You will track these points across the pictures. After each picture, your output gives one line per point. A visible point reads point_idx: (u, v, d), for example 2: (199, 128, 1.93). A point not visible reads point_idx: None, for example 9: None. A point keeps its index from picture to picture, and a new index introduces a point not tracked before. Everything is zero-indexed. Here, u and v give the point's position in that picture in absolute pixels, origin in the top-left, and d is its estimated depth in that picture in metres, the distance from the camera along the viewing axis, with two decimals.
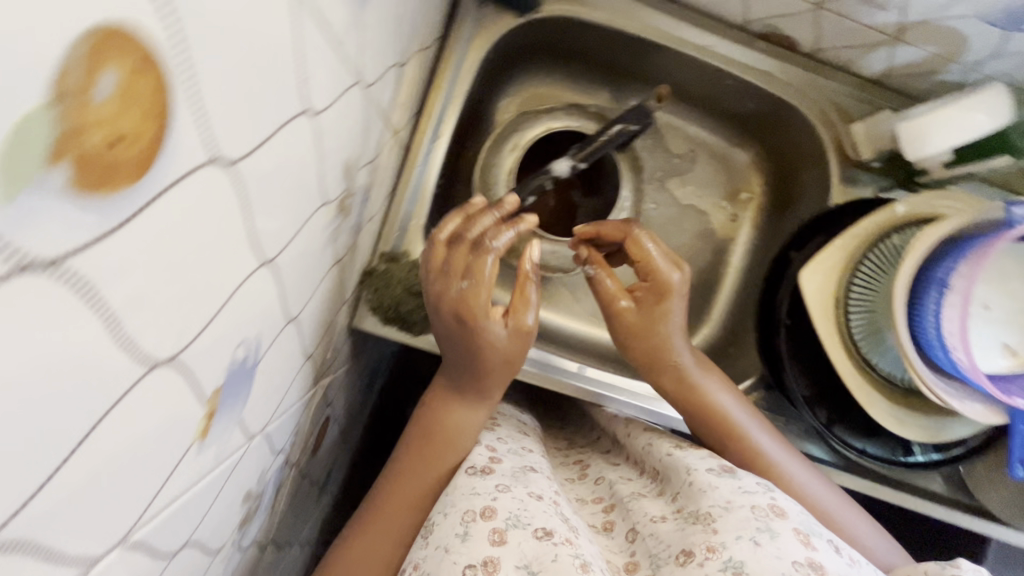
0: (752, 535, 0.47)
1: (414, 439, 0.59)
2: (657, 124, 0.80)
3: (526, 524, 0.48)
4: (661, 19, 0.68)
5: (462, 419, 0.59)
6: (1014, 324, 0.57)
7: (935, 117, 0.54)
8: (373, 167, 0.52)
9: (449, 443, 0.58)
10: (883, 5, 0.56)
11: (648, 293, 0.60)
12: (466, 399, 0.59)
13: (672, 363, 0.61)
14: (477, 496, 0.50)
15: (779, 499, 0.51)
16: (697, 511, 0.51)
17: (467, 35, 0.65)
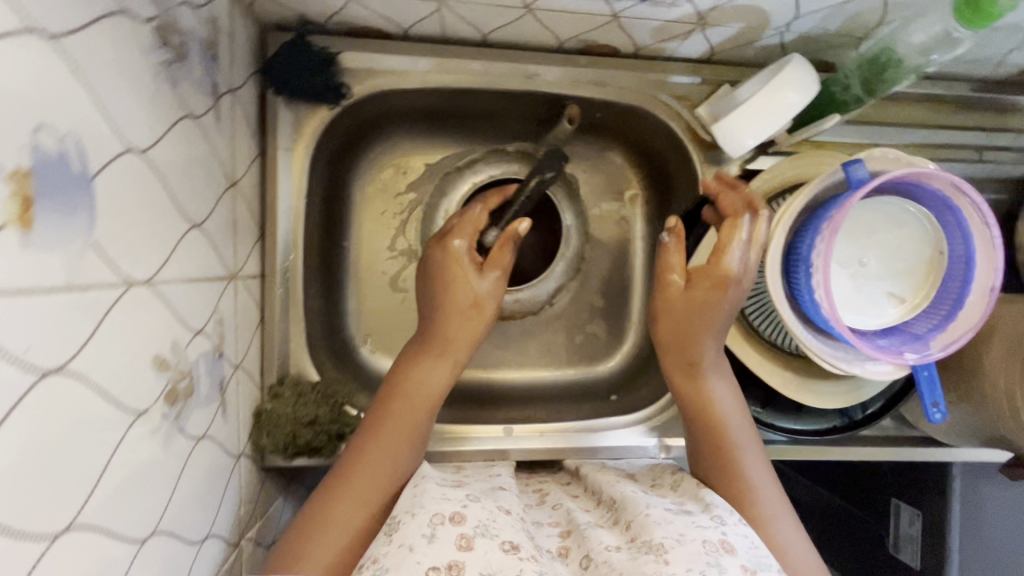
0: (701, 568, 0.44)
1: (387, 384, 0.61)
2: (520, 152, 0.79)
3: (494, 535, 0.46)
4: (477, 66, 0.65)
5: (427, 378, 0.60)
6: (899, 275, 0.56)
7: (756, 104, 0.50)
8: (214, 324, 0.51)
9: (419, 418, 0.58)
10: (674, 3, 0.54)
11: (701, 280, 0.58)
12: (427, 355, 0.61)
13: (687, 359, 0.59)
14: (447, 501, 0.49)
15: (731, 534, 0.48)
16: (648, 540, 0.47)
17: (287, 141, 0.63)
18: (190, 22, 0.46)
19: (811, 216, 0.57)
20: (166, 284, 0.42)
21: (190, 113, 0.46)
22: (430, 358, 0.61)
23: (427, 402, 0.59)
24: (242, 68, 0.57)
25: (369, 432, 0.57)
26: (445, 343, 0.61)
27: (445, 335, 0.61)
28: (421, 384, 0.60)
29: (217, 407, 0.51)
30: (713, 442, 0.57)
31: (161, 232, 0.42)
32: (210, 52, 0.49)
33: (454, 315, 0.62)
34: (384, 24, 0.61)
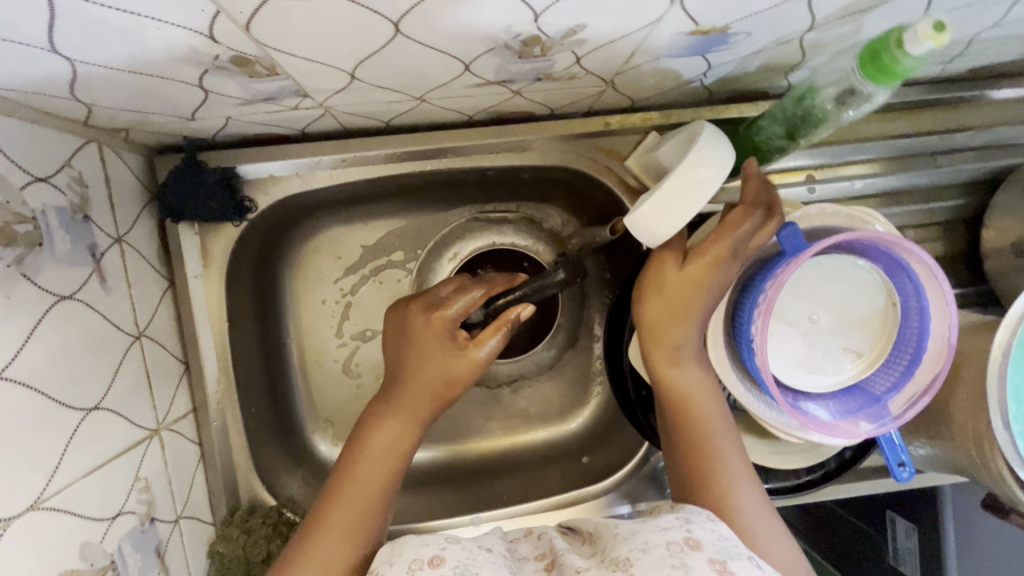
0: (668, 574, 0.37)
1: (350, 443, 0.51)
2: (458, 219, 0.74)
3: (475, 574, 0.40)
4: (384, 155, 0.61)
5: (388, 437, 0.51)
6: (852, 328, 0.52)
7: (669, 183, 0.46)
8: (139, 490, 0.49)
9: (379, 480, 0.49)
10: (572, 77, 0.50)
11: (702, 253, 0.48)
12: (393, 406, 0.52)
13: (671, 345, 0.49)
14: (426, 545, 0.43)
15: (698, 529, 0.41)
16: (615, 557, 0.41)
17: (197, 266, 0.60)
18: (45, 197, 0.43)
19: (752, 276, 0.53)
20: (60, 493, 0.40)
21: (62, 294, 0.43)
22: (396, 413, 0.52)
23: (389, 462, 0.50)
24: (128, 207, 0.54)
25: (324, 504, 0.48)
26: (399, 399, 0.52)
27: (406, 381, 0.52)
28: (375, 441, 0.51)
29: (156, 574, 0.49)
30: (688, 436, 0.49)
31: (42, 443, 0.39)
32: (79, 214, 0.46)
33: (419, 362, 0.53)
34: (276, 130, 0.57)
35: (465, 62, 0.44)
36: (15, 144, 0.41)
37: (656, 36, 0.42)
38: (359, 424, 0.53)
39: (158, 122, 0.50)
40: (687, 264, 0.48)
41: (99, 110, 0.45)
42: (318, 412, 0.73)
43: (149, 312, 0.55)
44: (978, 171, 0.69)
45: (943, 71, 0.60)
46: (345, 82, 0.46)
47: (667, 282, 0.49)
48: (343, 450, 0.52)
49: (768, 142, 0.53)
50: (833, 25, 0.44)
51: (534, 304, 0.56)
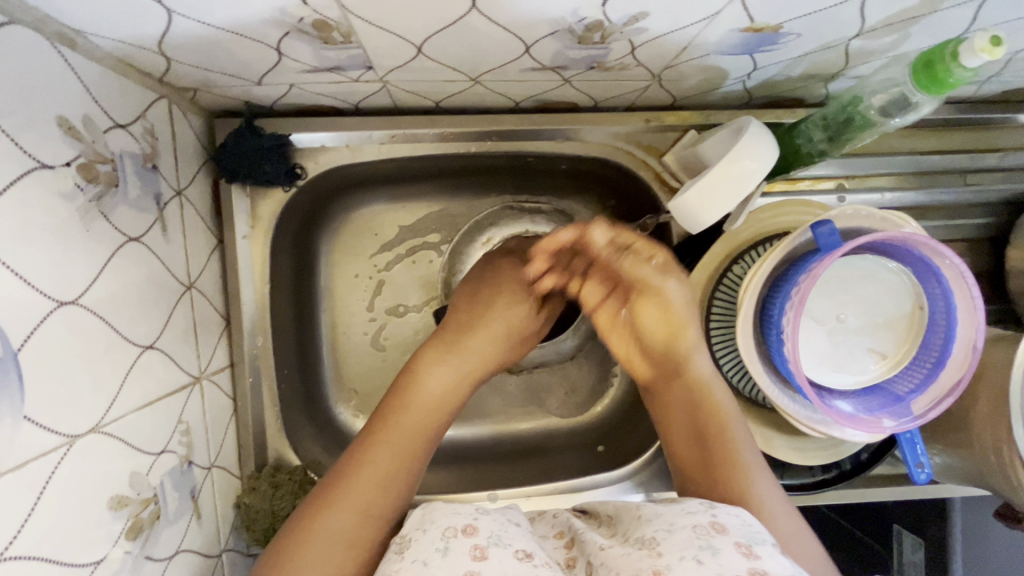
0: (694, 553, 0.39)
1: (399, 385, 0.55)
2: (492, 205, 0.76)
3: (508, 544, 0.43)
4: (431, 134, 0.64)
5: (439, 379, 0.55)
6: (878, 329, 0.54)
7: (714, 174, 0.49)
8: (181, 432, 0.51)
9: (426, 424, 0.53)
10: (623, 67, 0.52)
11: (660, 361, 0.55)
12: (449, 356, 0.56)
13: (664, 384, 0.55)
14: (458, 514, 0.45)
15: (722, 514, 0.44)
16: (640, 537, 0.43)
17: (244, 228, 0.63)
18: (123, 143, 0.45)
19: (784, 273, 0.54)
20: (116, 422, 0.42)
21: (131, 235, 0.45)
22: (450, 359, 0.56)
23: (439, 407, 0.54)
24: (188, 164, 0.56)
25: (373, 436, 0.51)
26: (464, 350, 0.57)
27: (469, 340, 0.58)
28: (429, 386, 0.54)
29: (190, 516, 0.51)
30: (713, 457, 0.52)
31: (105, 371, 0.41)
32: (148, 163, 0.49)
33: (498, 320, 0.59)
34: (332, 102, 0.59)
35: (526, 44, 0.46)
36: (103, 90, 0.43)
37: (711, 31, 0.45)
38: (415, 364, 0.56)
39: (226, 84, 0.53)
40: (667, 372, 0.55)
41: (176, 66, 0.47)
42: (343, 382, 0.75)
43: (199, 266, 0.57)
44: (1003, 192, 0.70)
45: (976, 91, 0.62)
46: (410, 57, 0.49)
47: (664, 405, 0.56)
48: (394, 389, 0.55)
49: (809, 146, 0.55)
50: (879, 33, 0.46)
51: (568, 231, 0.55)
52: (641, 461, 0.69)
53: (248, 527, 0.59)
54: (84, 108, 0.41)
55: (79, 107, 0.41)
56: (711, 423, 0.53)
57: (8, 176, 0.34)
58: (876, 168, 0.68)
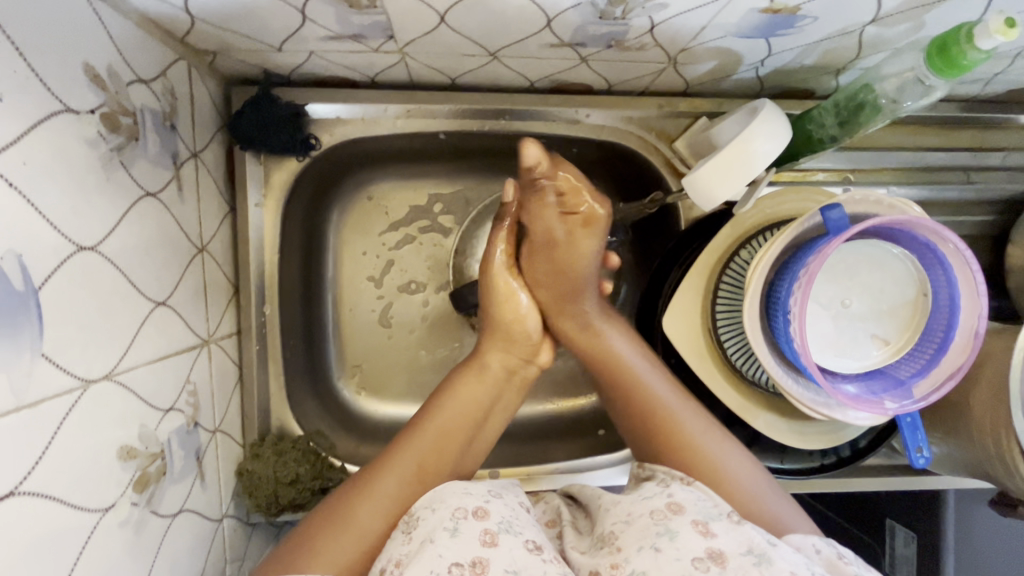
0: (653, 541, 0.41)
1: (432, 397, 0.57)
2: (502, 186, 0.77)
3: (518, 533, 0.43)
4: (447, 110, 0.64)
5: (472, 386, 0.58)
6: (882, 316, 0.55)
7: (725, 155, 0.50)
8: (189, 393, 0.51)
9: (458, 430, 0.54)
10: (641, 47, 0.53)
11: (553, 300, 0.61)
12: (479, 367, 0.59)
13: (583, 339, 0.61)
14: (470, 495, 0.45)
15: (676, 494, 0.45)
16: (603, 531, 0.45)
17: (256, 197, 0.63)
18: (145, 98, 0.46)
19: (792, 257, 0.55)
20: (128, 373, 0.42)
21: (148, 190, 0.46)
22: (481, 367, 0.59)
23: (473, 419, 0.56)
24: (205, 128, 0.56)
25: (408, 436, 0.53)
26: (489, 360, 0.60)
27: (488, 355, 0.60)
28: (461, 396, 0.57)
29: (194, 477, 0.51)
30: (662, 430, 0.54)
31: (120, 321, 0.41)
32: (167, 122, 0.49)
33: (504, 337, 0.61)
34: (350, 74, 0.60)
35: (549, 17, 0.47)
36: (128, 44, 0.44)
37: (731, 10, 0.45)
38: (451, 377, 0.59)
39: (246, 49, 0.53)
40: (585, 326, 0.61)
41: (200, 26, 0.48)
42: (347, 357, 0.75)
43: (211, 230, 0.57)
44: (1006, 191, 0.71)
45: (984, 88, 0.63)
46: (432, 27, 0.49)
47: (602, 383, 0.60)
48: (429, 401, 0.57)
49: (820, 131, 0.56)
50: (895, 20, 0.47)
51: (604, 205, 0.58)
52: None
53: (250, 494, 0.59)
54: (109, 59, 0.41)
55: (105, 57, 0.41)
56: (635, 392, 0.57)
57: (36, 115, 0.34)
58: (883, 163, 0.69)
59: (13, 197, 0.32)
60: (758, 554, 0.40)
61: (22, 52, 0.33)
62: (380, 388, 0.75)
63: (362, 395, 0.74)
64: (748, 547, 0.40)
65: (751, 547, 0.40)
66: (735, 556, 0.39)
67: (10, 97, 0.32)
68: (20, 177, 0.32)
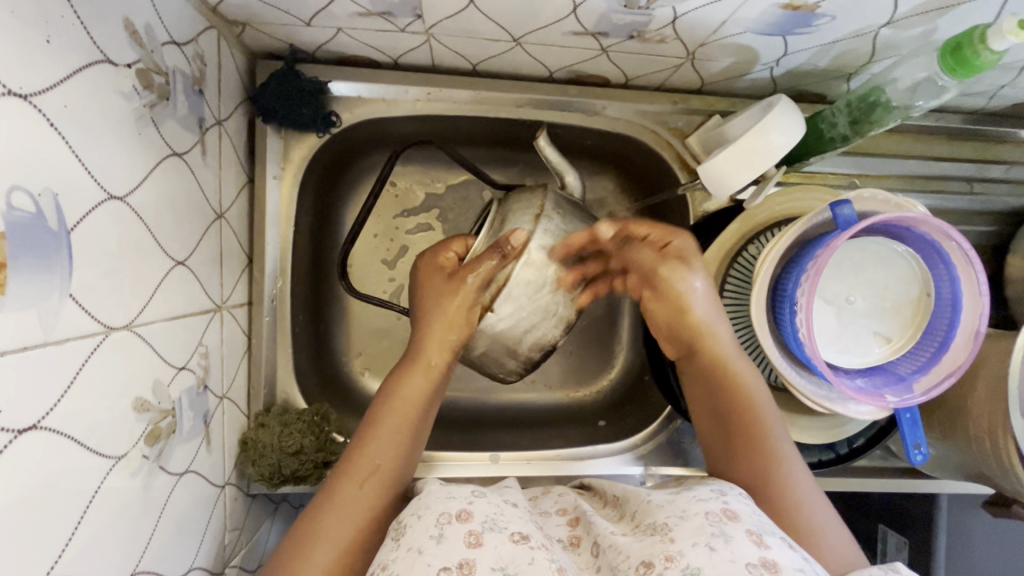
0: (707, 540, 0.40)
1: (376, 401, 0.55)
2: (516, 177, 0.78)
3: (503, 528, 0.42)
4: (466, 96, 0.65)
5: (411, 388, 0.54)
6: (886, 314, 0.56)
7: (740, 145, 0.52)
8: (201, 355, 0.51)
9: (407, 426, 0.53)
10: (662, 40, 0.54)
11: (687, 338, 0.55)
12: (414, 363, 0.55)
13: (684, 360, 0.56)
14: (454, 498, 0.45)
15: (734, 502, 0.44)
16: (652, 523, 0.43)
17: (274, 170, 0.64)
18: (176, 60, 0.46)
19: (799, 252, 0.56)
20: (146, 326, 0.42)
21: (174, 150, 0.46)
22: (410, 368, 0.55)
23: (425, 414, 0.55)
24: (230, 98, 0.57)
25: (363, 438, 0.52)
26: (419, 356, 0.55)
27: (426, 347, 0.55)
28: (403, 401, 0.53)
29: (200, 440, 0.51)
30: (742, 427, 0.53)
31: (141, 275, 0.42)
32: (196, 87, 0.50)
33: (432, 334, 0.55)
34: (374, 53, 0.61)
35: (576, 3, 0.48)
36: (164, 5, 0.44)
37: (752, 4, 0.47)
38: (390, 376, 0.56)
39: (275, 22, 0.54)
40: (683, 348, 0.55)
41: None
42: (354, 337, 0.75)
43: (230, 198, 0.58)
44: (1008, 204, 0.73)
45: (987, 103, 0.65)
46: (461, 8, 0.50)
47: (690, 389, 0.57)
48: (374, 403, 0.55)
49: (831, 130, 0.58)
50: (910, 23, 0.48)
51: (524, 232, 0.52)
52: (644, 435, 0.71)
53: (253, 464, 0.59)
54: (147, 18, 0.42)
55: (143, 15, 0.42)
56: (741, 400, 0.54)
57: (77, 62, 0.34)
58: (888, 170, 0.71)
59: (54, 138, 0.33)
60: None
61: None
62: (385, 369, 0.76)
63: (368, 376, 0.75)
64: (802, 569, 0.38)
65: (804, 567, 0.39)
66: (789, 569, 0.38)
67: (57, 40, 0.33)
68: (60, 119, 0.33)
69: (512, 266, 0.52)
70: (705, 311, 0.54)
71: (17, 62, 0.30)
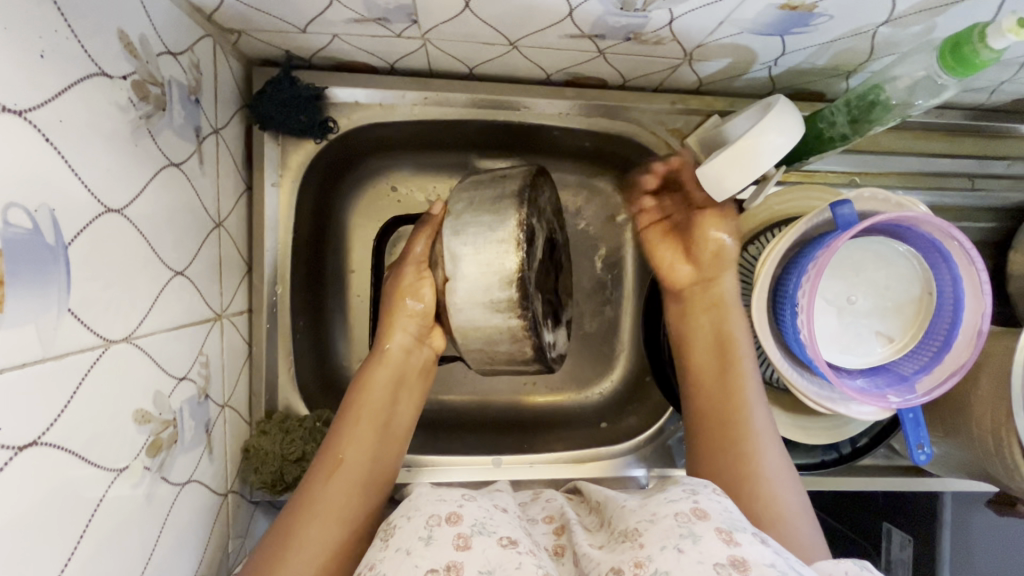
0: (676, 542, 0.39)
1: (345, 402, 0.57)
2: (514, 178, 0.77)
3: (492, 532, 0.42)
4: (463, 99, 0.65)
5: (377, 385, 0.57)
6: (887, 314, 0.55)
7: (737, 148, 0.52)
8: (201, 364, 0.51)
9: (379, 421, 0.56)
10: (659, 42, 0.54)
11: (705, 267, 0.62)
12: (379, 361, 0.59)
13: (705, 306, 0.61)
14: (443, 501, 0.45)
15: (703, 500, 0.43)
16: (625, 528, 0.43)
17: (272, 177, 0.64)
18: (172, 70, 0.46)
19: (799, 252, 0.55)
20: (146, 337, 0.42)
21: (172, 161, 0.46)
22: (375, 367, 0.58)
23: (388, 410, 0.57)
24: (227, 106, 0.57)
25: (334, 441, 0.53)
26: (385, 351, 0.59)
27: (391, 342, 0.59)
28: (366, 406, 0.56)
29: (202, 449, 0.51)
30: (725, 412, 0.55)
31: (141, 286, 0.42)
32: (192, 96, 0.50)
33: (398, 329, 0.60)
34: (370, 59, 0.61)
35: (571, 7, 0.48)
36: (159, 16, 0.44)
37: (749, 5, 0.46)
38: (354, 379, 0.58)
39: (271, 29, 0.54)
40: (702, 277, 0.62)
41: (228, 3, 0.49)
42: (354, 342, 0.75)
43: (228, 206, 0.58)
44: (1010, 199, 0.73)
45: (988, 98, 0.65)
46: (456, 12, 0.50)
47: (693, 323, 0.61)
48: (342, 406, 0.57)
49: (830, 129, 0.57)
50: (908, 21, 0.48)
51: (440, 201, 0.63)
52: (646, 436, 0.71)
53: (256, 471, 0.59)
54: (142, 29, 0.42)
55: (138, 27, 0.41)
56: (732, 348, 0.58)
57: (72, 76, 0.34)
58: (889, 168, 0.70)
59: (49, 152, 0.32)
60: (782, 571, 0.38)
61: (63, 12, 0.34)
62: None
63: None
64: (773, 564, 0.38)
65: (775, 563, 0.38)
66: (759, 567, 0.38)
67: (51, 55, 0.33)
68: (55, 133, 0.33)
69: (436, 226, 0.61)
70: (717, 256, 0.61)
71: (11, 79, 0.29)
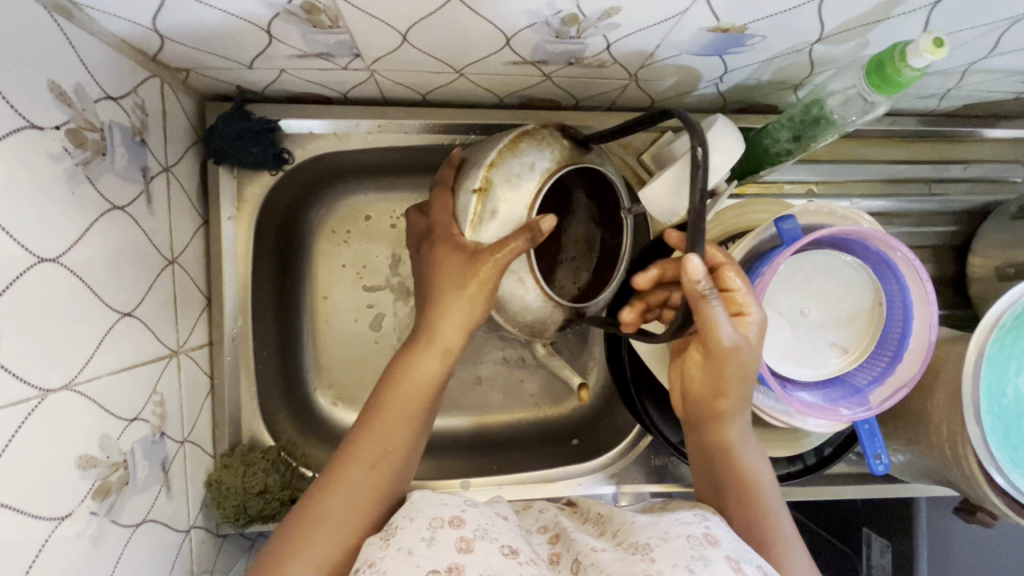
0: (686, 562, 0.39)
1: (389, 375, 0.52)
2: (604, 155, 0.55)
3: (494, 539, 0.42)
4: (418, 126, 0.66)
5: (420, 368, 0.52)
6: (840, 325, 0.56)
7: (679, 166, 0.52)
8: (155, 403, 0.51)
9: (416, 408, 0.51)
10: (601, 65, 0.55)
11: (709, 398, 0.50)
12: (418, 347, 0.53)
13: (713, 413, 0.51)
14: (446, 505, 0.45)
15: (714, 527, 0.44)
16: (634, 542, 0.43)
17: (229, 212, 0.65)
18: (113, 114, 0.47)
19: (750, 266, 0.55)
20: (89, 382, 0.43)
21: (114, 204, 0.47)
22: (417, 349, 0.52)
23: (432, 393, 0.52)
24: (178, 143, 0.58)
25: (366, 421, 0.50)
26: (432, 334, 0.53)
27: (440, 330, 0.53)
28: (419, 373, 0.51)
29: (159, 487, 0.52)
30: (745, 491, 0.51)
31: (80, 332, 0.42)
32: (137, 137, 0.50)
33: (453, 314, 0.52)
34: (322, 91, 0.61)
35: (508, 36, 0.49)
36: (96, 61, 0.45)
37: (680, 29, 0.47)
38: (400, 355, 0.53)
39: (217, 67, 0.54)
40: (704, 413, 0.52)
41: (169, 46, 0.49)
42: (322, 368, 0.75)
43: (183, 242, 0.58)
44: (967, 202, 0.73)
45: (939, 104, 0.65)
46: (396, 46, 0.51)
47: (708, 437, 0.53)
48: (387, 373, 0.53)
49: (775, 145, 0.58)
50: (840, 38, 0.49)
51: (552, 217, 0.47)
52: (614, 454, 0.71)
53: (221, 503, 0.60)
54: (77, 77, 0.43)
55: (71, 75, 0.42)
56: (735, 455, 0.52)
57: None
58: (847, 175, 0.70)
59: None
60: None
61: None
62: (353, 400, 0.75)
63: (338, 407, 0.74)
64: None
65: None
66: None
67: None
68: None
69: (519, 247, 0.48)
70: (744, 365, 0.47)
71: None
